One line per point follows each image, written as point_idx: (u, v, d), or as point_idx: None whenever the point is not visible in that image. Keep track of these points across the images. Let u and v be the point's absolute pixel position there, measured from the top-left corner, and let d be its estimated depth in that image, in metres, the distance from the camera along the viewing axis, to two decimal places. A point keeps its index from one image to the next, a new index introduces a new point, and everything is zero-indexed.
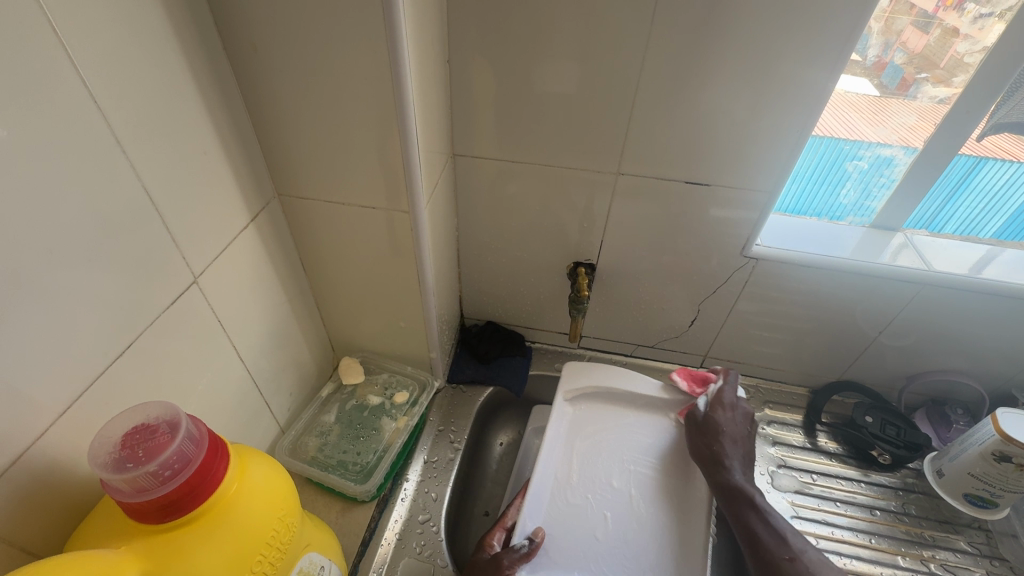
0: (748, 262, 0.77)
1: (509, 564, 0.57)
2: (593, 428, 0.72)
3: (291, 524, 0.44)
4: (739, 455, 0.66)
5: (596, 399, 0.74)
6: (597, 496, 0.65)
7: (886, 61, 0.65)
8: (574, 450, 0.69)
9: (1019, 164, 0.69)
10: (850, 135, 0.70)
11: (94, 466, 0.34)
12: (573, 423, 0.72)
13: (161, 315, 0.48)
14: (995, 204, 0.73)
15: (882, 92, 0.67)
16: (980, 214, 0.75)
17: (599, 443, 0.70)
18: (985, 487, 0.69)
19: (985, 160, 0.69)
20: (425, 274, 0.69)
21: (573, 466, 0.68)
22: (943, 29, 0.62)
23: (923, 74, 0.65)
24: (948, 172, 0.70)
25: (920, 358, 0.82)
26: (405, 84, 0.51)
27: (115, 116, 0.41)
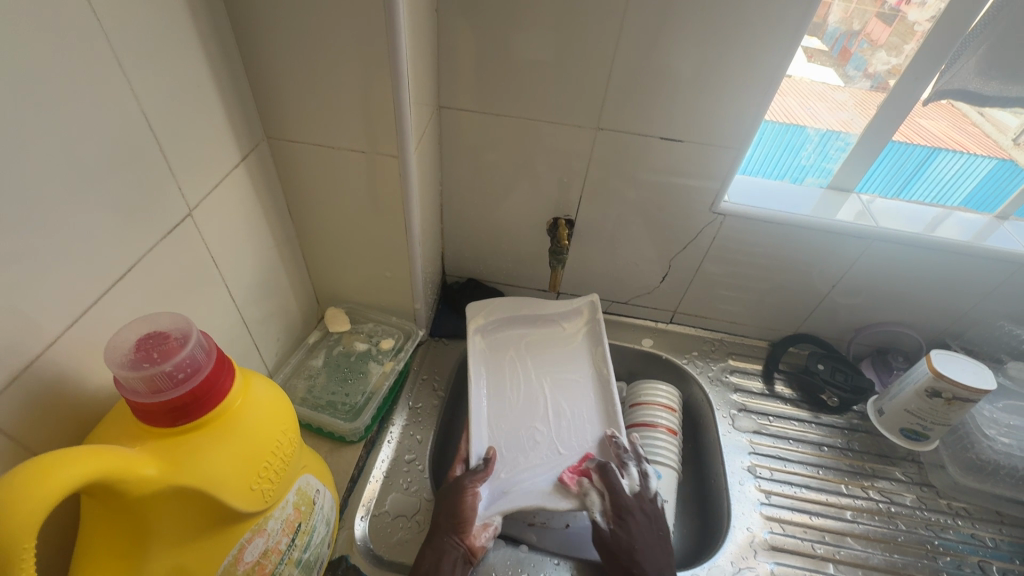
0: (716, 218, 0.81)
1: (471, 482, 0.67)
2: (511, 351, 0.84)
3: (292, 440, 0.46)
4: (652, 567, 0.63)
5: (506, 325, 0.86)
6: (523, 402, 0.78)
7: (850, 51, 0.72)
8: (497, 370, 0.81)
9: (969, 155, 0.77)
10: (813, 122, 0.77)
11: (109, 363, 0.36)
12: (490, 351, 0.84)
13: (156, 245, 0.49)
14: (945, 192, 0.82)
15: (845, 82, 0.74)
16: (932, 200, 0.84)
17: (518, 363, 0.83)
18: (918, 421, 0.77)
19: (939, 150, 0.78)
20: (410, 222, 0.70)
21: (500, 383, 0.80)
22: (904, 23, 0.67)
23: (885, 67, 0.71)
24: (905, 159, 0.79)
25: (868, 311, 0.89)
26: (397, 23, 0.52)
27: (115, 38, 0.41)
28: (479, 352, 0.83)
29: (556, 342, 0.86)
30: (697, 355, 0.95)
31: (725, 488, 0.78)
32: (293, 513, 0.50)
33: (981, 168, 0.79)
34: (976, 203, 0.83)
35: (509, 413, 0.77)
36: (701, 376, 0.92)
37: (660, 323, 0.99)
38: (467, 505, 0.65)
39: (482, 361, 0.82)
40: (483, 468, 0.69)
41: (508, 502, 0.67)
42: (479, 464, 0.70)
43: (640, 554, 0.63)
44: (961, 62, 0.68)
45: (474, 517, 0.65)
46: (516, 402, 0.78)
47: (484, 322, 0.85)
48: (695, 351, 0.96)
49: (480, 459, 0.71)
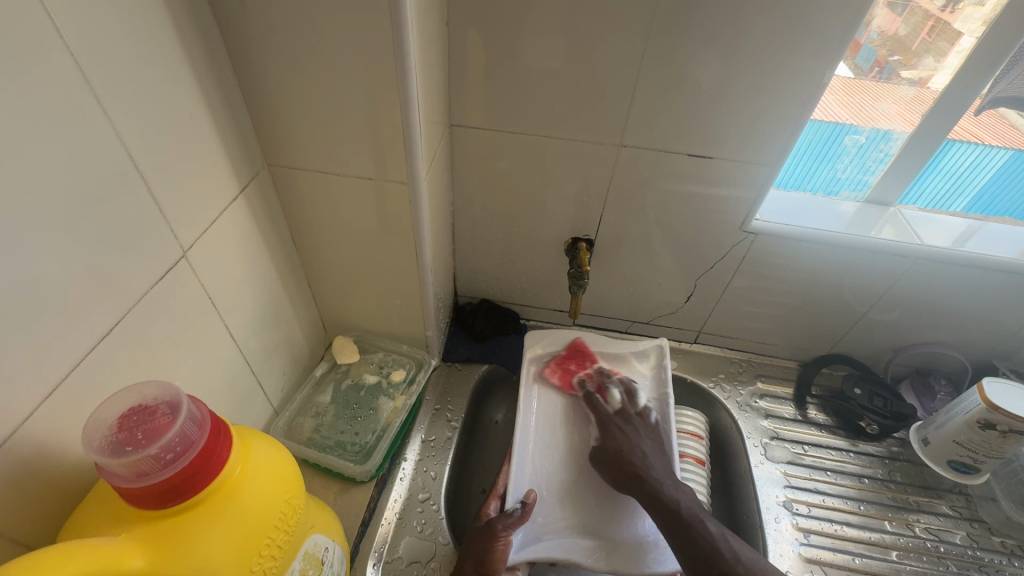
0: (747, 236, 0.76)
1: (504, 527, 0.62)
2: (568, 388, 0.78)
3: (297, 506, 0.42)
4: (657, 469, 0.63)
5: (566, 360, 0.80)
6: (572, 445, 0.72)
7: (860, 42, 0.64)
8: (550, 409, 0.76)
9: (982, 147, 0.70)
10: (827, 117, 0.70)
11: (88, 449, 0.32)
12: (543, 383, 0.78)
13: (147, 294, 0.45)
14: (960, 185, 0.75)
15: (855, 73, 0.67)
16: (945, 195, 0.77)
17: (573, 404, 0.76)
18: (969, 453, 0.72)
19: (952, 143, 0.70)
20: (422, 250, 0.66)
21: (548, 422, 0.74)
22: (916, 12, 0.62)
23: (895, 57, 0.66)
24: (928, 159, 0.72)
25: (907, 331, 0.84)
26: (405, 42, 0.48)
27: (96, 75, 0.38)
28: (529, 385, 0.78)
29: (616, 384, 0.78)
30: (723, 378, 0.90)
31: (761, 526, 0.73)
32: None
33: (996, 161, 0.72)
34: (988, 202, 0.76)
35: (552, 454, 0.71)
36: (729, 401, 0.87)
37: (684, 343, 0.94)
38: (498, 554, 0.61)
39: (534, 395, 0.77)
40: (518, 512, 0.64)
41: (541, 550, 0.63)
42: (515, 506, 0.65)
43: (627, 453, 0.66)
44: (1018, 67, 0.62)
45: (502, 566, 0.61)
46: (562, 443, 0.72)
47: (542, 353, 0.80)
48: (722, 373, 0.91)
49: (517, 502, 0.65)
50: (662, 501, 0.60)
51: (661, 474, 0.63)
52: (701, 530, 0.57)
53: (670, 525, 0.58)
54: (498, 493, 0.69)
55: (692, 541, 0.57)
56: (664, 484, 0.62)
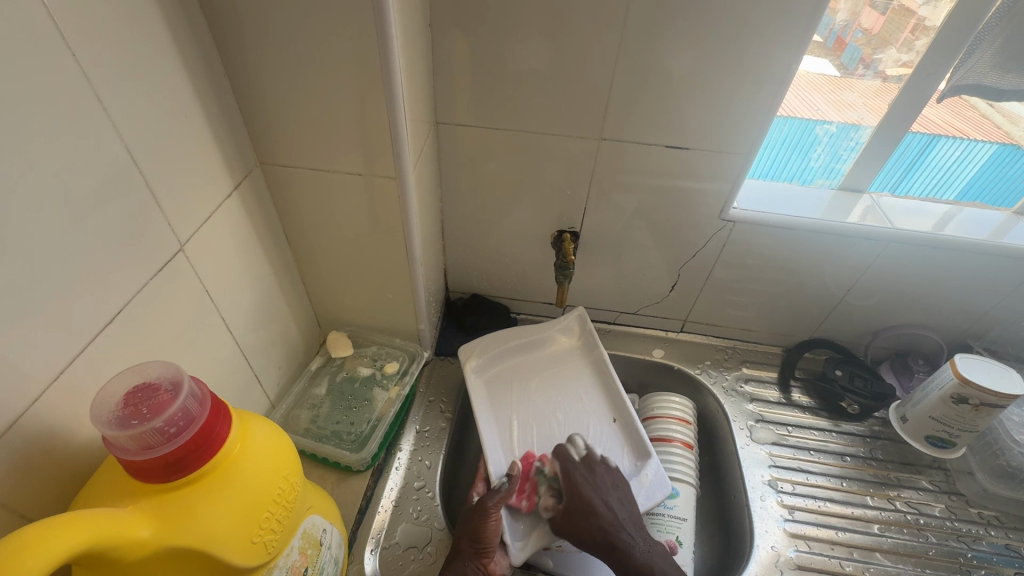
0: (726, 225, 0.79)
1: (494, 504, 0.64)
2: (511, 381, 0.82)
3: (295, 484, 0.44)
4: (624, 521, 0.64)
5: (502, 356, 0.84)
6: (543, 431, 0.76)
7: (845, 40, 0.68)
8: (504, 404, 0.79)
9: (970, 142, 0.74)
10: (815, 117, 0.74)
11: (96, 423, 0.34)
12: (494, 385, 0.81)
13: (147, 285, 0.47)
14: (946, 180, 0.79)
15: (842, 71, 0.71)
16: (932, 190, 0.81)
17: (521, 390, 0.80)
18: (945, 428, 0.74)
19: (939, 138, 0.74)
20: (412, 243, 0.68)
21: (513, 418, 0.77)
22: (898, 10, 0.65)
23: (880, 54, 0.68)
24: (902, 149, 0.76)
25: (884, 314, 0.87)
26: (390, 41, 0.50)
27: (97, 76, 0.40)
28: (483, 391, 0.80)
29: (554, 365, 0.84)
30: (710, 365, 0.93)
31: (747, 505, 0.75)
32: (300, 558, 0.47)
33: (981, 156, 0.75)
34: (977, 192, 0.80)
35: (531, 445, 0.74)
36: (716, 386, 0.89)
37: (671, 333, 0.97)
38: (491, 530, 0.62)
39: (486, 397, 0.79)
40: (506, 486, 0.66)
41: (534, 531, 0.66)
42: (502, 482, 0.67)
43: (597, 508, 0.64)
44: (976, 56, 0.65)
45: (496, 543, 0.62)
46: (535, 433, 0.76)
47: (481, 359, 0.83)
48: (708, 360, 0.93)
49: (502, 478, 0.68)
50: (632, 560, 0.61)
51: (628, 528, 0.63)
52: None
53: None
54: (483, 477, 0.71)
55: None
56: (631, 539, 0.62)
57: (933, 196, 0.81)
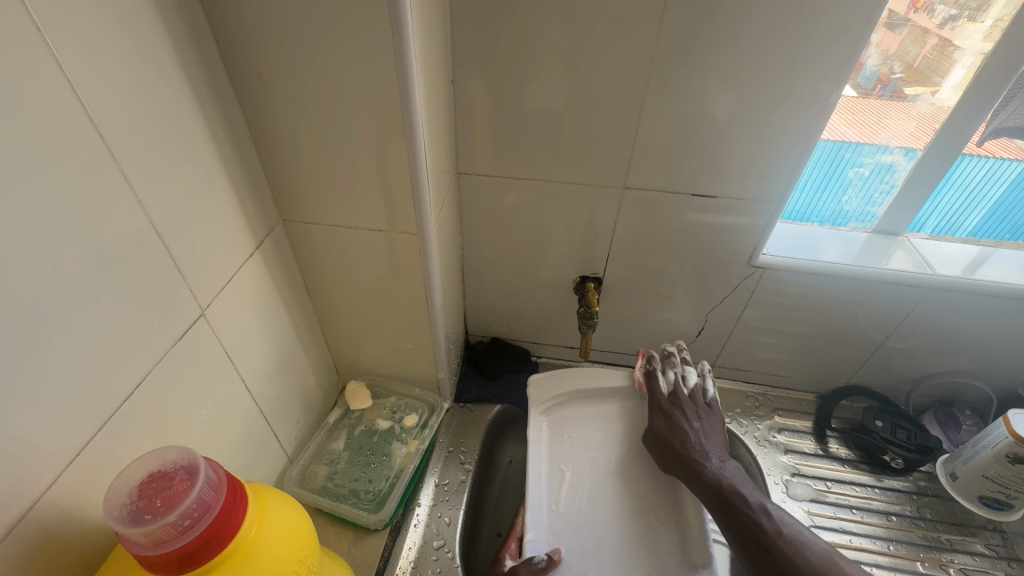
0: (755, 271, 0.77)
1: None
2: (575, 432, 0.76)
3: (311, 564, 0.42)
4: (702, 445, 0.67)
5: (572, 402, 0.79)
6: (595, 488, 0.71)
7: (863, 62, 0.64)
8: (560, 459, 0.74)
9: (998, 160, 0.69)
10: (833, 137, 0.70)
11: (110, 518, 0.32)
12: (550, 433, 0.77)
13: (168, 352, 0.47)
14: (974, 198, 0.74)
15: (859, 93, 0.67)
16: (960, 208, 0.75)
17: (583, 448, 0.75)
18: (1000, 489, 0.69)
19: (963, 157, 0.69)
20: (432, 294, 0.68)
21: (568, 475, 0.72)
22: (917, 31, 0.62)
23: (898, 75, 0.65)
24: (949, 172, 0.70)
25: (927, 362, 0.83)
26: (411, 103, 0.51)
27: (123, 156, 0.41)
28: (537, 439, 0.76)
29: (621, 417, 0.77)
30: (740, 413, 0.89)
31: None
32: None
33: (1011, 173, 0.70)
34: (1008, 211, 0.74)
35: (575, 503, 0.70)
36: (747, 436, 0.85)
37: None
38: None
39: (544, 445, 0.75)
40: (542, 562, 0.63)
41: None
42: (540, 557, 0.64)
43: (674, 431, 0.69)
44: (1016, 100, 0.63)
45: None
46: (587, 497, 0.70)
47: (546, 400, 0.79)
48: (738, 408, 0.89)
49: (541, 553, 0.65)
50: (705, 476, 0.65)
51: (706, 449, 0.67)
52: (740, 503, 0.62)
53: (716, 498, 0.63)
54: (517, 536, 0.69)
55: (734, 511, 0.62)
56: (710, 463, 0.66)
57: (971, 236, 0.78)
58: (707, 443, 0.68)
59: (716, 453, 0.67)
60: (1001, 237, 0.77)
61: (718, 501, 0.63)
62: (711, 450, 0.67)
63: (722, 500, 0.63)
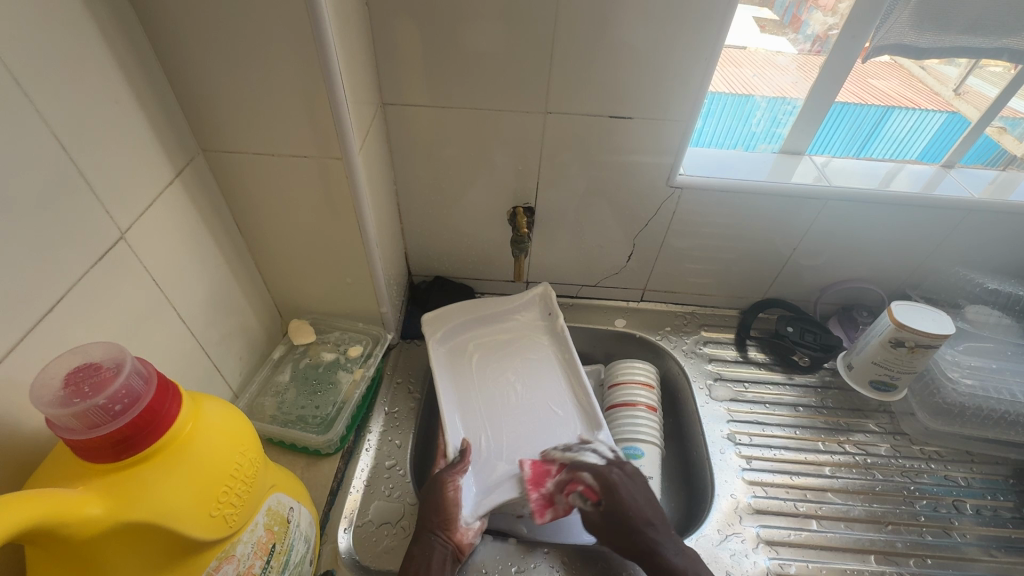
0: (674, 192, 0.81)
1: (451, 476, 0.66)
2: (471, 353, 0.83)
3: (253, 461, 0.45)
4: (655, 523, 0.64)
5: (462, 329, 0.85)
6: (496, 396, 0.77)
7: (801, 18, 0.72)
8: (462, 373, 0.80)
9: (921, 112, 0.79)
10: (776, 93, 0.78)
11: (37, 403, 0.34)
12: (452, 360, 0.82)
13: (87, 276, 0.47)
14: (902, 149, 0.84)
15: (800, 49, 0.74)
16: (891, 158, 0.86)
17: (481, 364, 0.81)
18: (886, 372, 0.79)
19: (892, 110, 0.79)
20: (365, 225, 0.69)
21: (472, 387, 0.79)
22: None
23: (833, 31, 0.71)
24: (862, 123, 0.81)
25: (830, 271, 0.91)
26: (321, 18, 0.50)
27: (17, 65, 0.39)
28: (443, 363, 0.81)
29: (509, 337, 0.85)
30: (669, 331, 0.96)
31: (707, 458, 0.79)
32: (266, 535, 0.48)
33: (932, 123, 0.81)
34: (931, 155, 0.85)
35: (483, 409, 0.76)
36: (676, 350, 0.92)
37: (632, 302, 0.99)
38: (450, 501, 0.64)
39: (446, 367, 0.81)
40: (460, 459, 0.68)
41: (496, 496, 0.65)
42: (456, 456, 0.69)
43: (630, 511, 0.64)
44: (894, 16, 0.68)
45: (458, 513, 0.64)
46: (490, 400, 0.77)
47: (444, 332, 0.84)
48: (668, 326, 0.96)
49: (457, 449, 0.70)
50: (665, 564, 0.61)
51: (657, 525, 0.64)
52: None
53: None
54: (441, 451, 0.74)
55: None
56: (664, 543, 0.62)
57: (889, 158, 0.86)
58: (655, 516, 0.64)
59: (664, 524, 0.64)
60: (913, 157, 0.85)
61: None
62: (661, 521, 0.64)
63: None
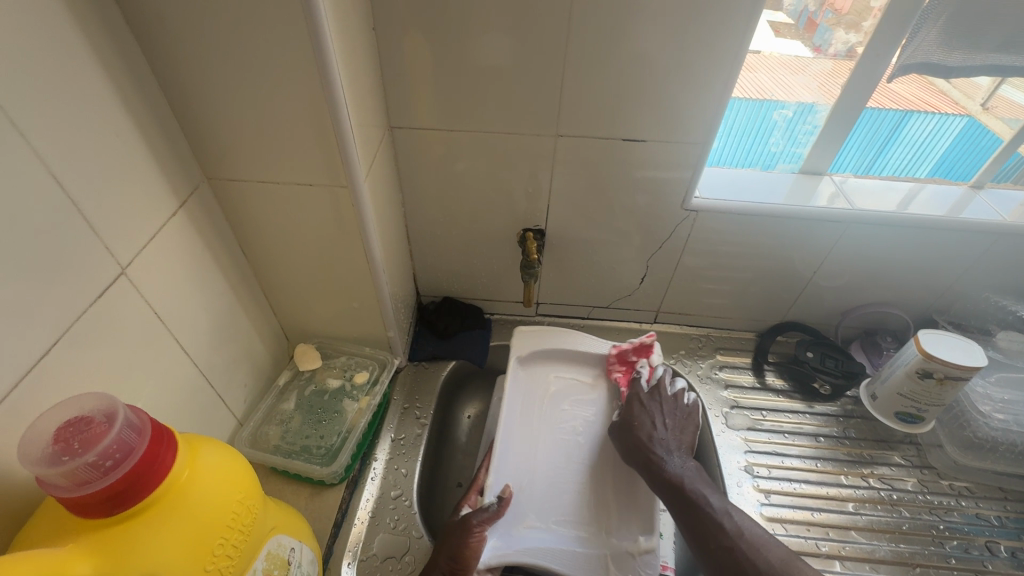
0: (689, 215, 0.79)
1: (480, 522, 0.64)
2: (546, 389, 0.81)
3: (251, 507, 0.43)
4: (666, 446, 0.68)
5: (548, 360, 0.83)
6: (558, 444, 0.75)
7: (816, 22, 0.68)
8: (529, 411, 0.78)
9: (941, 115, 0.75)
10: (790, 96, 0.74)
11: (25, 462, 0.33)
12: (528, 385, 0.81)
13: (86, 314, 0.46)
14: (921, 152, 0.80)
15: (814, 54, 0.70)
16: (908, 163, 0.81)
17: (552, 406, 0.79)
18: (913, 404, 0.75)
19: (911, 113, 0.75)
20: (371, 251, 0.68)
21: (537, 428, 0.77)
22: None
23: (852, 36, 0.68)
24: (878, 125, 0.76)
25: (852, 295, 0.88)
26: (326, 48, 0.49)
27: (14, 105, 0.39)
28: (516, 389, 0.80)
29: (590, 388, 0.82)
30: (684, 354, 0.93)
31: (724, 491, 0.76)
32: None
33: (955, 126, 0.76)
34: (951, 164, 0.81)
35: (538, 452, 0.74)
36: (690, 375, 0.90)
37: (645, 324, 0.97)
38: (472, 549, 0.61)
39: (518, 395, 0.80)
40: (495, 507, 0.65)
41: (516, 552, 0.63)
42: (492, 502, 0.66)
43: (654, 425, 0.71)
44: (921, 35, 0.65)
45: (476, 564, 0.61)
46: (550, 449, 0.75)
47: (526, 355, 0.83)
48: (682, 350, 0.94)
49: (495, 497, 0.67)
50: (664, 473, 0.66)
51: (669, 446, 0.68)
52: (697, 504, 0.62)
53: (671, 491, 0.64)
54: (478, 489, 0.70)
55: (685, 508, 0.62)
56: (668, 457, 0.67)
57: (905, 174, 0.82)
58: (676, 445, 0.69)
59: (682, 454, 0.68)
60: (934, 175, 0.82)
61: (675, 497, 0.63)
62: (680, 453, 0.68)
63: (677, 498, 0.63)
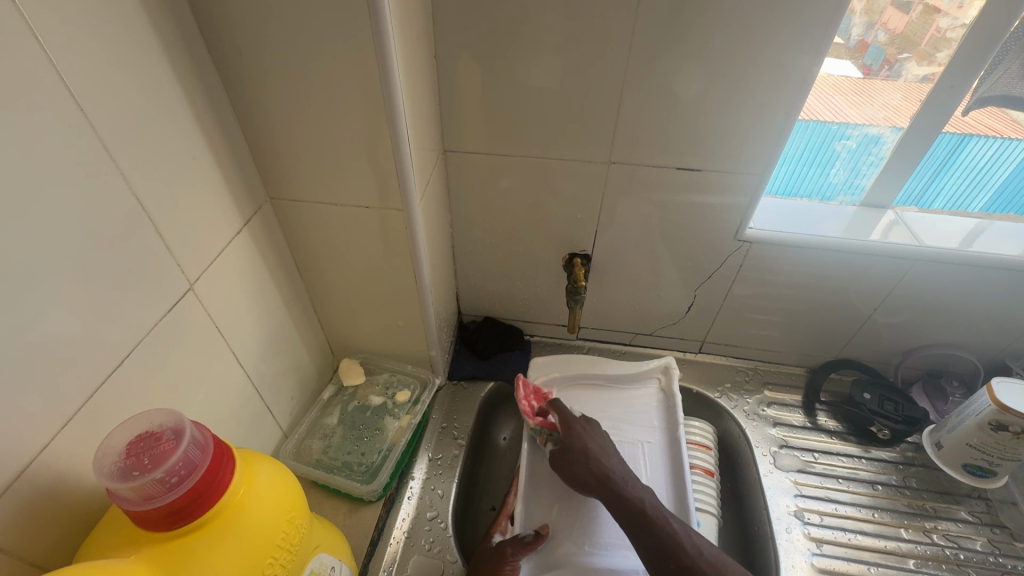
0: (741, 246, 0.77)
1: (513, 551, 0.63)
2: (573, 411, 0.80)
3: (299, 526, 0.44)
4: (622, 472, 0.63)
5: (572, 382, 0.82)
6: None
7: (868, 41, 0.65)
8: None
9: (1005, 141, 0.68)
10: (837, 118, 0.70)
11: (100, 475, 0.34)
12: None
13: (156, 328, 0.49)
14: (980, 180, 0.74)
15: (864, 72, 0.68)
16: (966, 190, 0.75)
17: None
18: (983, 456, 0.70)
19: (969, 138, 0.69)
20: (420, 271, 0.68)
21: None
22: (923, 9, 0.62)
23: (905, 54, 0.65)
24: (933, 151, 0.71)
25: (915, 335, 0.83)
26: (390, 79, 0.51)
27: (106, 133, 0.41)
28: None
29: (615, 404, 0.80)
30: (730, 388, 0.90)
31: (771, 535, 0.72)
32: None
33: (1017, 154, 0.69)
34: (1014, 192, 0.74)
35: None
36: (736, 411, 0.86)
37: (689, 354, 0.94)
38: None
39: None
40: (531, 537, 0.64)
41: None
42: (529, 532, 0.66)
43: (588, 453, 0.66)
44: (1004, 66, 0.63)
45: None
46: None
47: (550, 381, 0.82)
48: (728, 383, 0.90)
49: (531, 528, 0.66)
50: (625, 499, 0.60)
51: (623, 473, 0.63)
52: (664, 526, 0.57)
53: (637, 520, 0.58)
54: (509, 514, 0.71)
55: (651, 536, 0.57)
56: (626, 483, 0.62)
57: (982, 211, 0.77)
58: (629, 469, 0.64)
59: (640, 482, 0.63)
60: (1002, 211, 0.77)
61: (639, 526, 0.58)
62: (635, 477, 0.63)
63: (643, 528, 0.57)
